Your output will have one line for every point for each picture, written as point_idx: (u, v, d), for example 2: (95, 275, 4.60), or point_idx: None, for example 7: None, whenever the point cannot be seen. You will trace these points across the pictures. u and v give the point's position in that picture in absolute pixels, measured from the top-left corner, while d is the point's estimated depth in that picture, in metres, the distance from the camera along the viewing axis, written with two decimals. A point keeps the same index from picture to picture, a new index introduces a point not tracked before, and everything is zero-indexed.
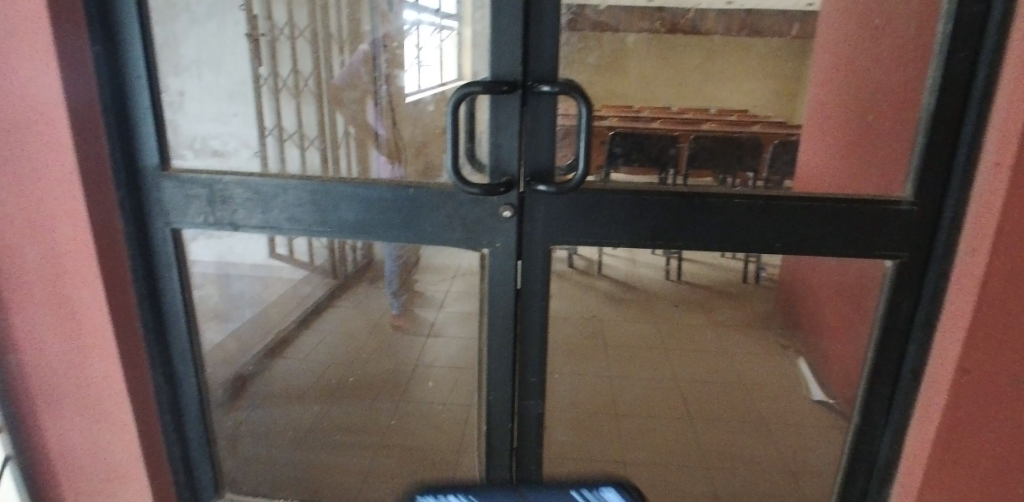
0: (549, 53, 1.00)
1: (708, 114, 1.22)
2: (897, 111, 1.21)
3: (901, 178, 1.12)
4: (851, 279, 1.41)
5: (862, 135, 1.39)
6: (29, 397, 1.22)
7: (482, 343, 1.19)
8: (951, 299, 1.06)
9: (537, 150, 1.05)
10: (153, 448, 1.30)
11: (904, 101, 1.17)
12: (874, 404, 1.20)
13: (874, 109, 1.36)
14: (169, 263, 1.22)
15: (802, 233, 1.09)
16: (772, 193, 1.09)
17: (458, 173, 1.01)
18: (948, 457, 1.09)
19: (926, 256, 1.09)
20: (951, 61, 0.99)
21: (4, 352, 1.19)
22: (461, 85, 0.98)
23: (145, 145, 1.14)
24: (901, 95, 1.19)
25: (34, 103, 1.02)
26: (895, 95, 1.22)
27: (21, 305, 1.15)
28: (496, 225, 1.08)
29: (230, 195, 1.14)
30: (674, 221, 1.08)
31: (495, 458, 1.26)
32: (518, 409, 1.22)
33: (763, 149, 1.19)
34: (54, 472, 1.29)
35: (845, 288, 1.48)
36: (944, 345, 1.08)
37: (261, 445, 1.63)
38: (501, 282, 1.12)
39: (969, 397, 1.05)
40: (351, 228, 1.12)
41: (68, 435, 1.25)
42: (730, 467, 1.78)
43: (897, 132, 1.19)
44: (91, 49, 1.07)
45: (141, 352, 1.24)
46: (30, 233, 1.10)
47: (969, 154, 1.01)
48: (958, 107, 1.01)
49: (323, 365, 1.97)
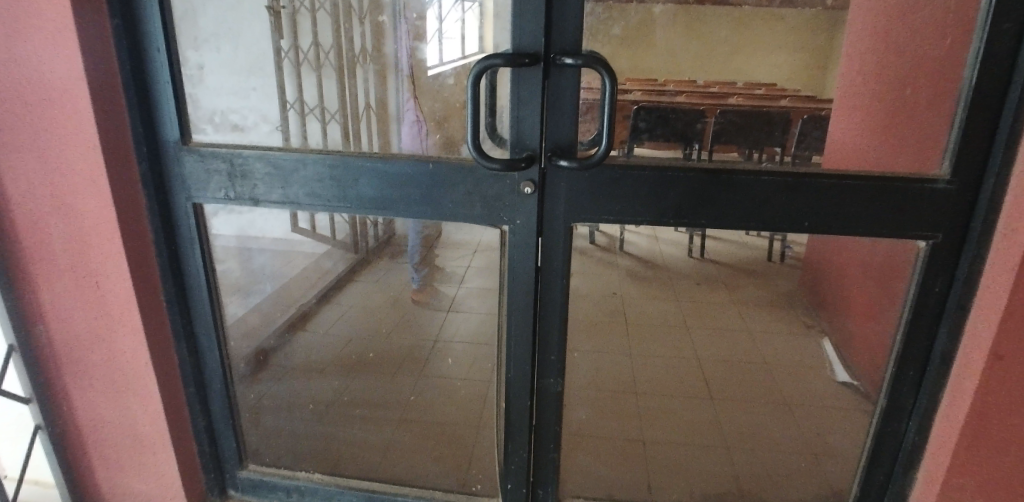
0: (571, 25, 0.97)
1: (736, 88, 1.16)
2: (936, 84, 1.15)
3: (937, 155, 1.07)
4: (881, 259, 1.37)
5: (898, 110, 1.32)
6: (58, 367, 1.26)
7: (502, 320, 1.18)
8: (987, 282, 1.02)
9: (560, 124, 1.02)
10: (178, 419, 1.32)
11: (944, 74, 1.11)
12: (901, 388, 1.17)
13: (909, 86, 1.28)
14: (191, 237, 1.23)
15: (834, 213, 1.05)
16: (803, 170, 1.05)
17: (478, 149, 0.99)
18: (977, 444, 1.06)
19: (962, 237, 1.05)
20: (997, 31, 0.93)
21: (33, 323, 1.22)
22: (482, 57, 0.95)
23: (166, 118, 1.14)
24: (941, 67, 1.13)
25: (55, 77, 1.02)
26: (932, 68, 1.17)
27: (49, 278, 1.18)
28: (517, 202, 1.07)
29: (250, 169, 1.14)
30: (700, 199, 1.05)
31: (515, 434, 1.26)
32: (537, 387, 1.22)
33: (792, 125, 1.15)
34: (84, 440, 1.33)
35: (875, 269, 1.44)
36: (977, 329, 1.04)
37: (284, 417, 1.66)
38: (521, 259, 1.11)
39: (1002, 383, 1.01)
40: (370, 203, 1.11)
41: (97, 404, 1.28)
42: (751, 448, 1.77)
43: (937, 107, 1.14)
44: (110, 23, 1.06)
45: (164, 325, 1.26)
46: (55, 206, 1.12)
47: (1012, 130, 0.96)
48: (1003, 79, 0.95)
49: (344, 341, 1.99)
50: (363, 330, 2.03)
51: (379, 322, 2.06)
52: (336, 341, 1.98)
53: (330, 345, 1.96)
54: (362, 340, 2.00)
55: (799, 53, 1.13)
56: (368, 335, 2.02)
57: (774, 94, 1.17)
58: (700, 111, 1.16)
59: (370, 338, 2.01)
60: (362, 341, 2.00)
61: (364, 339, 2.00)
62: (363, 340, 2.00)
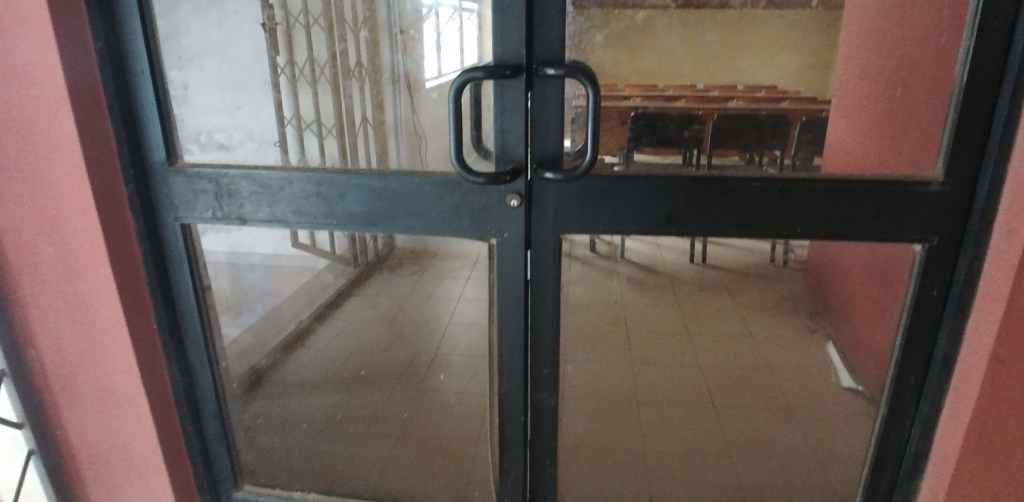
0: (553, 33, 0.96)
1: (735, 92, 1.17)
2: (931, 84, 1.13)
3: (933, 155, 1.05)
4: (883, 262, 1.36)
5: (895, 106, 1.29)
6: (51, 389, 1.25)
7: (493, 334, 1.17)
8: (986, 283, 1.00)
9: (545, 135, 1.01)
10: (172, 440, 1.32)
11: (939, 73, 1.09)
12: (903, 395, 1.15)
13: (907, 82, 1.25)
14: (180, 258, 1.22)
15: (827, 218, 1.03)
16: (794, 175, 1.03)
17: (462, 162, 0.97)
18: (981, 450, 1.04)
19: (959, 239, 1.03)
20: (986, 29, 0.92)
21: (25, 347, 1.22)
22: (463, 70, 0.94)
23: (151, 139, 1.14)
24: (936, 66, 1.10)
25: (39, 101, 1.02)
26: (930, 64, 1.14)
27: (39, 303, 1.17)
28: (503, 214, 1.05)
29: (236, 189, 1.13)
30: (689, 207, 1.04)
31: (510, 450, 1.24)
32: (531, 402, 1.20)
33: (793, 126, 1.13)
34: (78, 463, 1.32)
35: (878, 272, 1.42)
36: (977, 332, 1.02)
37: (281, 437, 1.65)
38: (511, 272, 1.10)
39: (1005, 387, 0.99)
40: (357, 219, 1.10)
41: (90, 426, 1.27)
42: (755, 456, 1.74)
43: (932, 108, 1.11)
44: (94, 45, 1.06)
45: (156, 346, 1.25)
46: (42, 230, 1.11)
47: (1006, 130, 0.94)
48: (994, 77, 0.93)
49: (339, 360, 1.97)
50: (359, 348, 2.03)
51: (376, 340, 2.05)
52: (330, 360, 1.97)
53: (326, 363, 1.95)
54: (358, 358, 1.99)
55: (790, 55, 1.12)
56: (364, 353, 2.01)
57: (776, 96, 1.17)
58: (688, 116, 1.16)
59: (365, 355, 2.00)
60: (359, 359, 1.99)
61: (360, 357, 1.99)
62: (359, 358, 1.99)
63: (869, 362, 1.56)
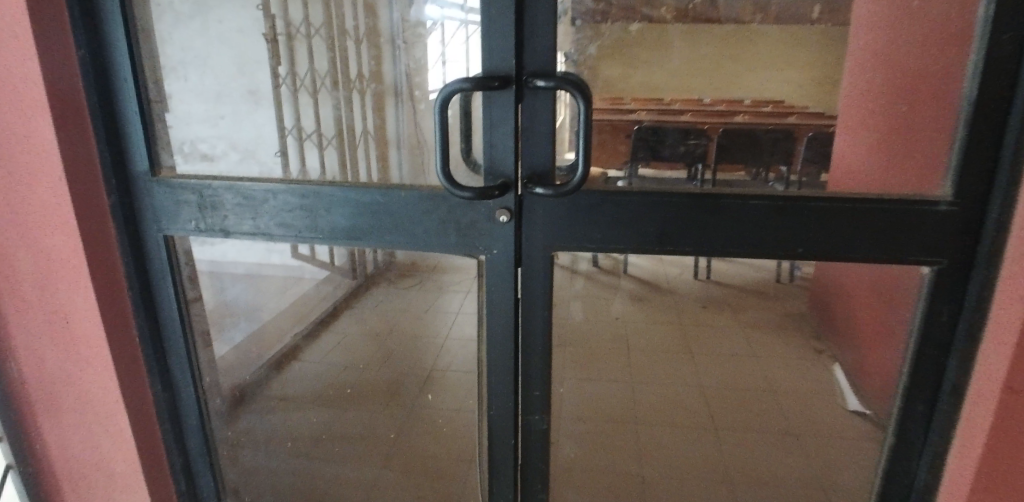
0: (543, 44, 0.93)
1: (743, 106, 1.10)
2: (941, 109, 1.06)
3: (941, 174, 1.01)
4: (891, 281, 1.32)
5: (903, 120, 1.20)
6: (30, 404, 1.22)
7: (483, 353, 1.13)
8: (997, 309, 0.95)
9: (535, 149, 0.97)
10: (153, 459, 1.28)
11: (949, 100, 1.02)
12: (910, 424, 1.10)
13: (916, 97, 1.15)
14: (163, 271, 1.19)
15: (829, 237, 0.99)
16: (794, 193, 0.99)
17: (448, 176, 0.94)
18: (992, 485, 0.98)
19: (968, 261, 0.98)
20: (995, 44, 0.88)
21: (4, 360, 1.19)
22: (450, 82, 0.91)
23: (135, 150, 1.12)
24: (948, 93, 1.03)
25: (19, 110, 1.00)
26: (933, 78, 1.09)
27: (18, 315, 1.14)
28: (492, 230, 1.01)
29: (220, 200, 1.10)
30: (684, 225, 0.99)
31: (500, 473, 1.20)
32: (522, 425, 1.16)
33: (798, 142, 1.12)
34: (57, 480, 1.28)
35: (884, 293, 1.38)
36: (988, 360, 0.97)
37: (265, 454, 1.67)
38: (501, 290, 1.06)
39: (1017, 419, 0.93)
40: (341, 233, 1.07)
41: (69, 443, 1.24)
42: (754, 483, 1.72)
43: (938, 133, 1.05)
44: (75, 53, 1.04)
45: (138, 360, 1.22)
46: (22, 241, 1.09)
47: (1017, 149, 0.89)
48: (1004, 93, 0.89)
49: (328, 381, 1.93)
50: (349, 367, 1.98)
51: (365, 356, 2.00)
52: (319, 380, 1.93)
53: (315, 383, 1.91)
54: (349, 376, 1.95)
55: (791, 68, 1.08)
56: (355, 370, 1.98)
57: (783, 111, 1.11)
58: (683, 131, 1.13)
59: (356, 373, 1.97)
60: (350, 377, 1.96)
61: (352, 374, 1.96)
62: (351, 376, 1.95)
63: (875, 387, 1.51)
